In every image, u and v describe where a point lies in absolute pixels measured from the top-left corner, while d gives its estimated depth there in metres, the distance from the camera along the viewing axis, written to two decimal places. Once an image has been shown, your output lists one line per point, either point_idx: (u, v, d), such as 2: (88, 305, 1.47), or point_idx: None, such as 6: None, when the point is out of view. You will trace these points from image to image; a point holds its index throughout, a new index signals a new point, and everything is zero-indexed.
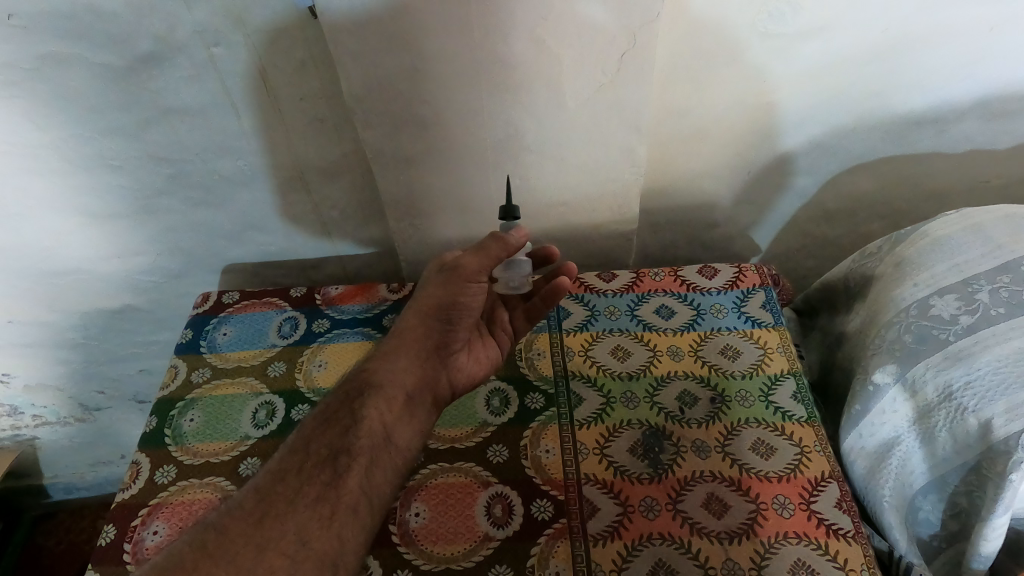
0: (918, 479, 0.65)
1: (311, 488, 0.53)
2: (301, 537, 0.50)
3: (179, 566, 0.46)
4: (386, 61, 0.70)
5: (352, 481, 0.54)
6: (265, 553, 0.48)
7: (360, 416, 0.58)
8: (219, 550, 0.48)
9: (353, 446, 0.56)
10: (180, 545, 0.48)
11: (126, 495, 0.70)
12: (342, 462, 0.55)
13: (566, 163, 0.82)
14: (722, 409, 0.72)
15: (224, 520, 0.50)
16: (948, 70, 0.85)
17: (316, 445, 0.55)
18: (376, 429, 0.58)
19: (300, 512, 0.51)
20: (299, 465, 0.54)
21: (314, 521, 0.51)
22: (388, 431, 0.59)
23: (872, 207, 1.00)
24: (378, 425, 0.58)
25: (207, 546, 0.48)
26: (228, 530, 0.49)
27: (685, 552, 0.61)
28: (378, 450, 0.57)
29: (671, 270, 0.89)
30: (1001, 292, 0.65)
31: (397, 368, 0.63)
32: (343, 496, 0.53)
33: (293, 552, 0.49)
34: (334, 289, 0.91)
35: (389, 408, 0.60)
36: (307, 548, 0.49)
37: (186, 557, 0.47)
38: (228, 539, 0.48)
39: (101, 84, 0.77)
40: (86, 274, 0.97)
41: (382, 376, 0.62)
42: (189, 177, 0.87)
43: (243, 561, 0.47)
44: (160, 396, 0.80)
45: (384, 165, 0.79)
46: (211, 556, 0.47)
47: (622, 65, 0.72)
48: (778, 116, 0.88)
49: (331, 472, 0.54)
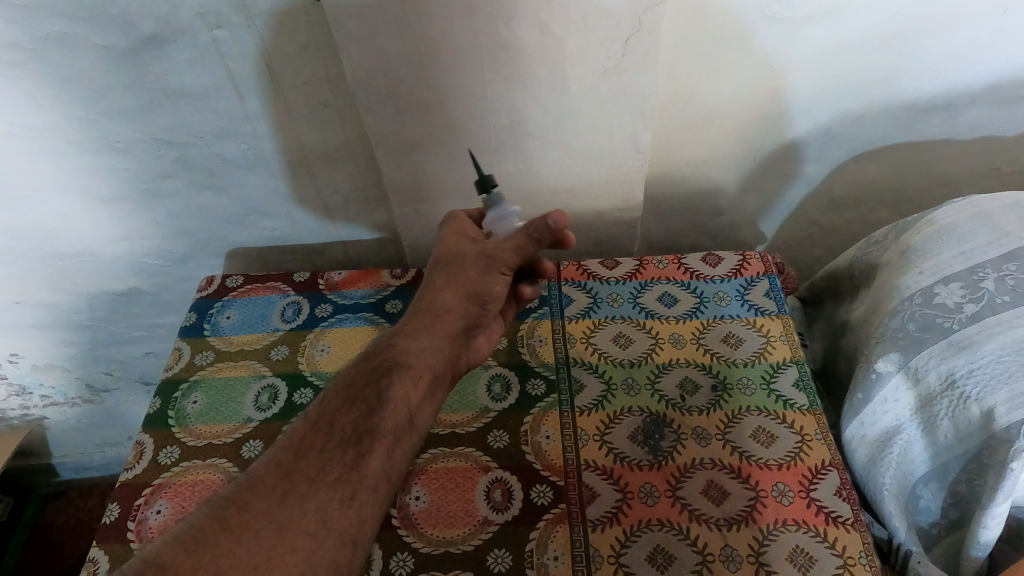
0: (919, 468, 0.65)
1: (334, 467, 0.51)
2: (322, 515, 0.49)
3: (199, 540, 0.46)
4: (390, 45, 0.69)
5: (375, 461, 0.53)
6: (287, 531, 0.48)
7: (386, 395, 0.56)
8: (238, 525, 0.47)
9: (378, 427, 0.54)
10: (197, 516, 0.48)
11: (131, 474, 0.71)
12: (366, 442, 0.53)
13: (569, 148, 0.81)
14: (723, 397, 0.72)
15: (243, 494, 0.49)
16: (959, 54, 0.84)
17: (341, 424, 0.54)
18: (402, 410, 0.56)
19: (321, 491, 0.50)
20: (323, 443, 0.53)
21: (335, 500, 0.50)
22: (412, 413, 0.57)
23: (880, 195, 0.99)
24: (402, 405, 0.56)
25: (225, 519, 0.47)
26: (248, 505, 0.49)
27: (684, 538, 0.61)
28: (402, 432, 0.56)
29: (675, 258, 0.88)
30: (1006, 280, 0.65)
31: (425, 348, 0.61)
32: (365, 478, 0.52)
33: (314, 530, 0.48)
34: (337, 274, 0.91)
35: (415, 388, 0.58)
36: (328, 527, 0.49)
37: (206, 531, 0.46)
38: (250, 515, 0.48)
39: (104, 65, 0.77)
40: (91, 256, 0.98)
41: (409, 355, 0.59)
42: (193, 160, 0.87)
43: (265, 537, 0.47)
44: (164, 378, 0.81)
45: (387, 149, 0.79)
46: (229, 530, 0.47)
47: (627, 49, 0.71)
48: (786, 103, 0.87)
49: (354, 452, 0.52)
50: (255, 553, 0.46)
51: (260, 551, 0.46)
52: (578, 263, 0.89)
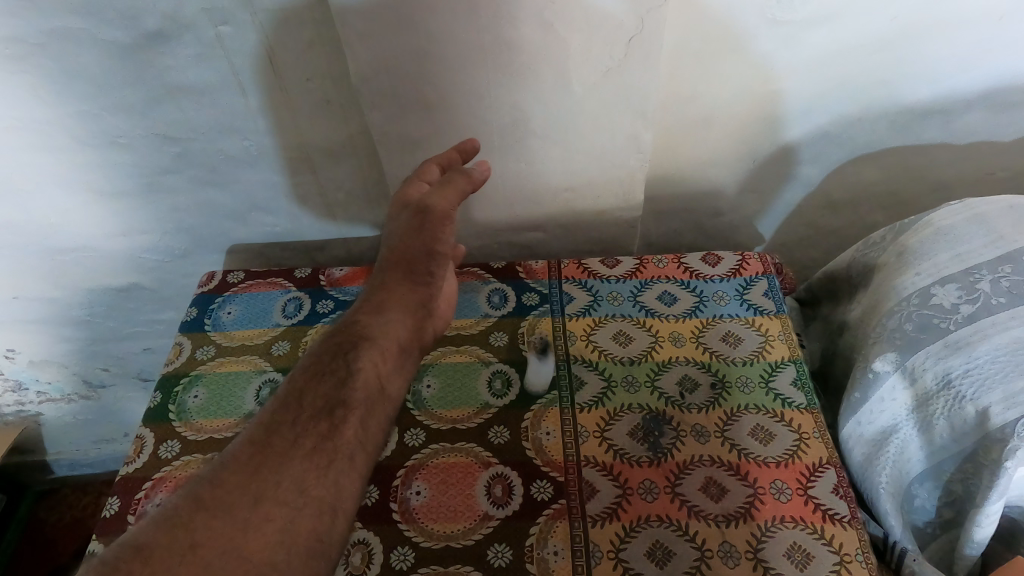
0: (914, 466, 0.66)
1: (307, 438, 0.47)
2: (298, 484, 0.45)
3: (173, 521, 0.41)
4: (394, 43, 0.70)
5: (350, 430, 0.49)
6: (264, 501, 0.44)
7: (355, 366, 0.52)
8: (214, 501, 0.43)
9: (350, 397, 0.50)
10: (174, 499, 0.43)
11: (130, 468, 0.71)
12: (339, 412, 0.49)
13: (570, 147, 0.81)
14: (722, 395, 0.72)
15: (218, 472, 0.45)
16: (957, 59, 0.85)
17: (311, 396, 0.50)
18: (372, 380, 0.52)
19: (295, 462, 0.46)
20: (294, 416, 0.48)
21: (311, 470, 0.46)
22: (383, 384, 0.53)
23: (878, 198, 0.99)
24: (373, 376, 0.52)
25: (201, 497, 0.43)
26: (224, 481, 0.44)
27: (683, 534, 0.61)
28: (376, 400, 0.52)
29: (674, 257, 0.89)
30: (1002, 281, 0.66)
31: (386, 321, 0.56)
32: (341, 446, 0.48)
33: (291, 501, 0.44)
34: (339, 270, 0.92)
35: (383, 358, 0.54)
36: (306, 496, 0.45)
37: (182, 510, 0.42)
38: (225, 490, 0.44)
39: (107, 60, 0.77)
40: (90, 252, 0.98)
41: (372, 329, 0.55)
42: (195, 156, 0.88)
43: (240, 512, 0.43)
44: (165, 373, 0.81)
45: (390, 147, 0.79)
46: (206, 508, 0.43)
47: (630, 49, 0.72)
48: (784, 105, 0.88)
49: (328, 422, 0.49)
50: (231, 528, 0.42)
51: (236, 524, 0.42)
52: (579, 262, 0.89)
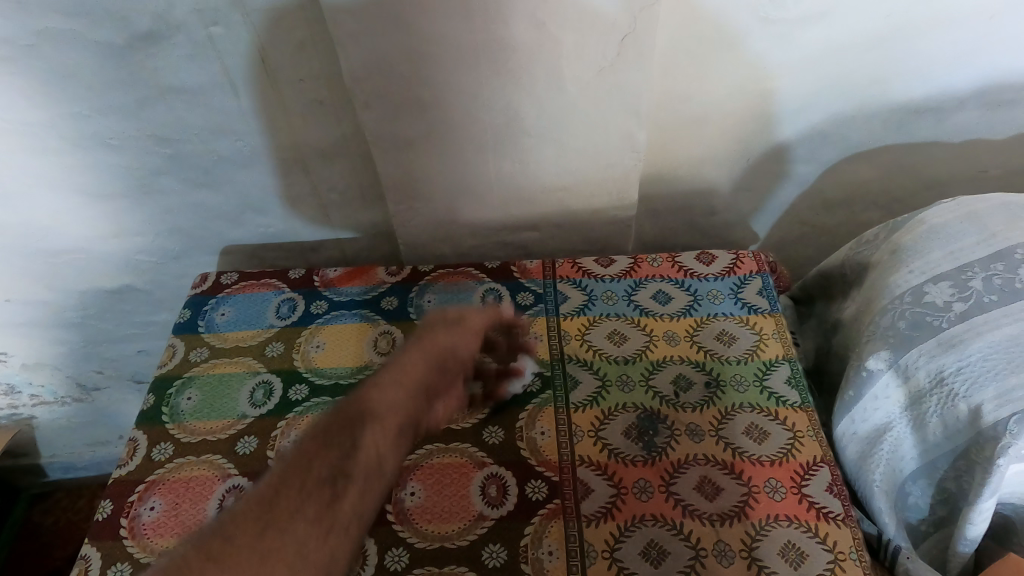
0: (908, 464, 0.66)
1: (311, 503, 0.45)
2: (303, 546, 0.43)
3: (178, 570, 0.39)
4: (386, 43, 0.70)
5: (350, 502, 0.48)
6: (269, 561, 0.42)
7: (361, 439, 0.51)
8: (221, 555, 0.41)
9: (353, 469, 0.49)
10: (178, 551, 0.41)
11: (123, 471, 0.71)
12: (341, 484, 0.48)
13: (564, 147, 0.81)
14: (717, 394, 0.72)
15: (224, 526, 0.43)
16: (949, 57, 0.85)
17: (319, 462, 0.48)
18: (373, 455, 0.51)
19: (300, 525, 0.44)
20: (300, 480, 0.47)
21: (314, 535, 0.44)
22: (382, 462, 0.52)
23: (872, 196, 1.00)
24: (374, 451, 0.51)
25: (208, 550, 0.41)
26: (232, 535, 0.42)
27: (677, 534, 0.61)
28: (374, 477, 0.50)
29: (669, 256, 0.89)
30: (994, 279, 0.66)
31: (389, 396, 0.55)
32: (340, 518, 0.46)
33: (295, 564, 0.42)
34: (333, 271, 0.91)
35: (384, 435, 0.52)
36: (308, 560, 0.43)
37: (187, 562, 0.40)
38: (233, 545, 0.42)
39: (99, 61, 0.77)
40: (83, 253, 0.97)
41: (378, 402, 0.54)
42: (188, 157, 0.87)
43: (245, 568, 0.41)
44: (158, 375, 0.80)
45: (384, 147, 0.79)
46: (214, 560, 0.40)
47: (623, 48, 0.72)
48: (778, 104, 0.88)
49: (331, 491, 0.47)
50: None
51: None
52: (573, 262, 0.89)
